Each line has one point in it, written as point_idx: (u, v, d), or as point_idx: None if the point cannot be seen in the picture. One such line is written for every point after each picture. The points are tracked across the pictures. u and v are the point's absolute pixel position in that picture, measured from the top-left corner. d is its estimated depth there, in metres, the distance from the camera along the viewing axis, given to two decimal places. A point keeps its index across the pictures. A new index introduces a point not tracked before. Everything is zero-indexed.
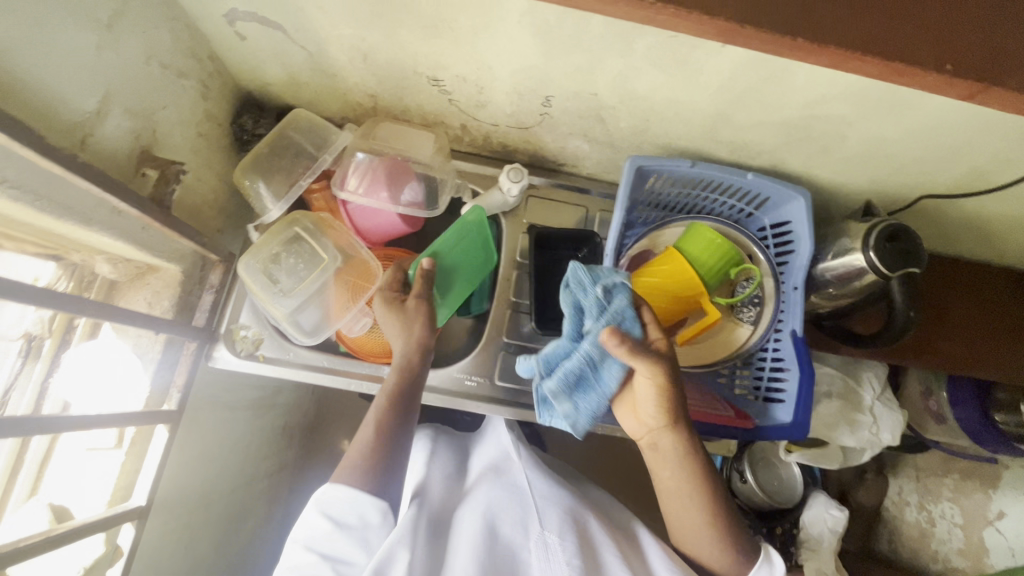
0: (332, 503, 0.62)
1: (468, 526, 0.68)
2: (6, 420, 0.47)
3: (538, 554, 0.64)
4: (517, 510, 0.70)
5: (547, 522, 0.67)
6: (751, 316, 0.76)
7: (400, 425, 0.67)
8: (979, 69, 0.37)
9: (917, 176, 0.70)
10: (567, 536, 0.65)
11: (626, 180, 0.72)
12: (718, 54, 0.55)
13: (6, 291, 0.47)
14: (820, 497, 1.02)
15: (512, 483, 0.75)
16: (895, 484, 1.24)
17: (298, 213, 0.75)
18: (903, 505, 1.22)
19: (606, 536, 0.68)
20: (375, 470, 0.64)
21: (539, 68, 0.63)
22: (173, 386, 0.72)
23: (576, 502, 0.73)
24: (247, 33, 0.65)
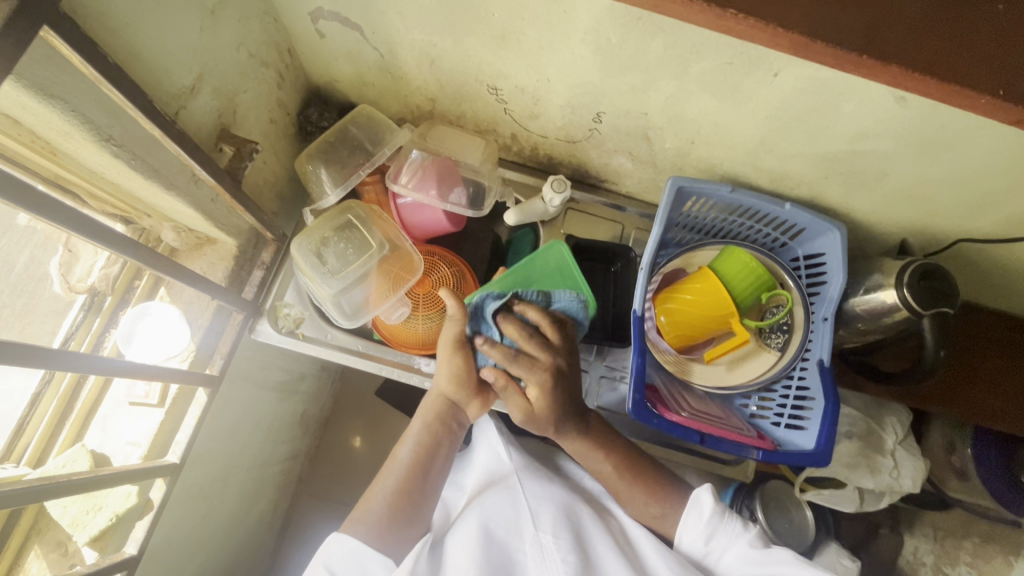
0: (340, 560, 0.64)
1: (466, 531, 0.70)
2: (77, 357, 0.51)
3: (535, 554, 0.68)
4: (510, 512, 0.73)
5: (541, 522, 0.70)
6: (779, 342, 0.77)
7: (416, 483, 0.71)
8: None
9: (954, 219, 0.71)
10: (561, 535, 0.69)
11: (666, 198, 0.75)
12: (769, 83, 0.59)
13: (101, 237, 0.50)
14: (831, 545, 1.03)
15: (505, 484, 0.77)
16: (911, 543, 1.22)
17: (353, 201, 0.79)
18: (918, 564, 1.20)
19: (597, 532, 0.71)
20: (383, 523, 0.68)
21: (596, 85, 0.67)
22: (217, 352, 0.74)
23: (565, 495, 0.76)
24: (327, 31, 0.71)
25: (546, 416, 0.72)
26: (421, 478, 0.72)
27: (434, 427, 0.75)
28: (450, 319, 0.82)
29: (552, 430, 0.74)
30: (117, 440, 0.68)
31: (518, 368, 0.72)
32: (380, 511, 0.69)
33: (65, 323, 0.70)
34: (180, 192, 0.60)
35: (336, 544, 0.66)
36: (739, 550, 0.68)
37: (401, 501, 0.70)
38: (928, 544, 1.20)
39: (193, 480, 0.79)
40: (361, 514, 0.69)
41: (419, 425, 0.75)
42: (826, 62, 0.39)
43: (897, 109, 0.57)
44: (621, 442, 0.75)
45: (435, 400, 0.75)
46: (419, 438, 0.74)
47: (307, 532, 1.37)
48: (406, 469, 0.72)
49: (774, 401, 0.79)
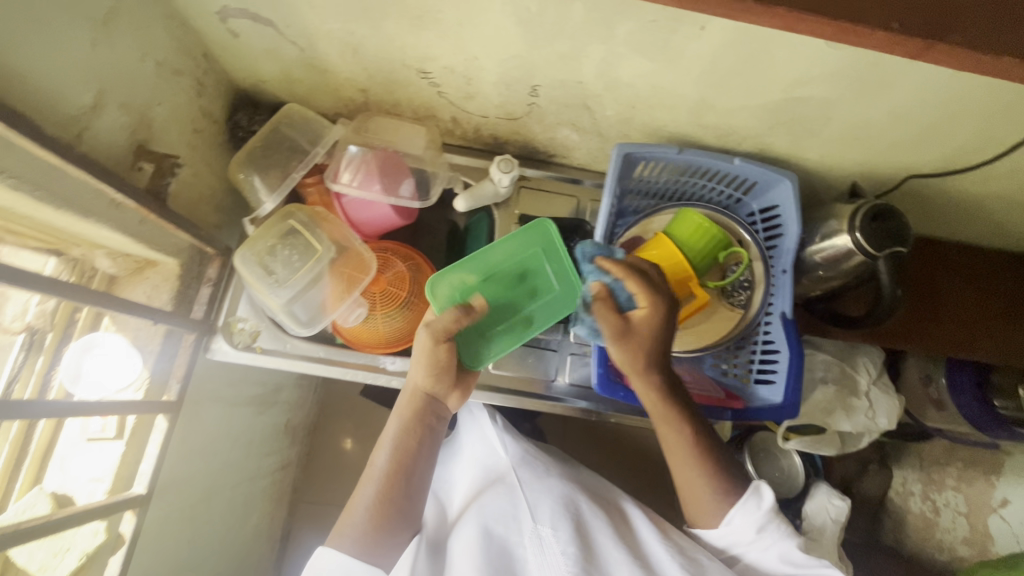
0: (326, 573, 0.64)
1: (466, 532, 0.70)
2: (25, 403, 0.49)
3: (533, 548, 0.68)
4: (507, 507, 0.72)
5: (539, 514, 0.70)
6: (742, 299, 0.77)
7: (400, 490, 0.68)
8: (923, 27, 0.40)
9: (900, 156, 0.71)
10: (558, 526, 0.69)
11: (613, 167, 0.74)
12: (697, 38, 0.57)
13: (21, 280, 0.49)
14: (823, 488, 1.04)
15: (504, 481, 0.76)
16: (899, 475, 1.27)
17: (293, 206, 0.76)
18: (907, 494, 1.25)
19: (599, 523, 0.71)
20: (369, 532, 0.66)
21: (525, 58, 0.65)
22: (172, 377, 0.72)
23: (564, 486, 0.76)
24: (240, 30, 0.67)
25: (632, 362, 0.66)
26: (402, 483, 0.69)
27: (415, 428, 0.69)
28: (411, 314, 0.80)
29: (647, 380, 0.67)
30: (79, 477, 0.66)
31: (636, 283, 0.66)
32: (362, 519, 0.67)
33: (7, 365, 0.66)
34: (101, 218, 0.58)
35: (321, 558, 0.65)
36: (782, 550, 0.68)
37: (383, 510, 0.67)
38: (915, 474, 1.25)
39: (172, 507, 0.78)
40: (345, 521, 0.68)
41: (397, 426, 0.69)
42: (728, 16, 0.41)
43: (828, 51, 0.55)
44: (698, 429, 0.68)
45: (413, 398, 0.69)
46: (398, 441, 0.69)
47: (309, 538, 1.37)
48: (387, 477, 0.69)
49: (744, 357, 0.79)
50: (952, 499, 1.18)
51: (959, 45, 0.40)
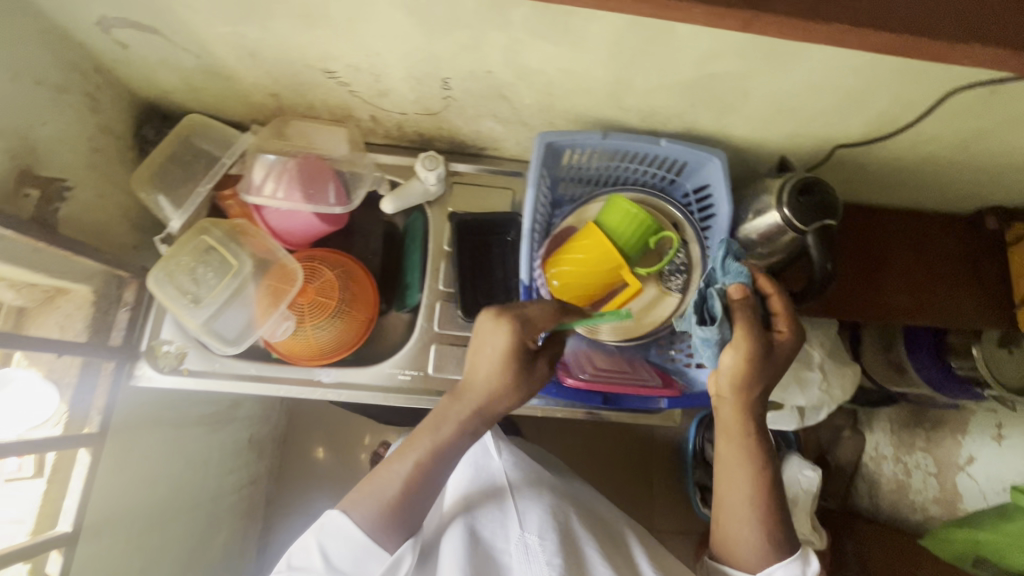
0: (334, 541, 0.59)
1: (453, 535, 0.68)
2: None
3: (520, 557, 0.65)
4: (496, 515, 0.71)
5: (526, 523, 0.69)
6: (679, 284, 0.76)
7: (436, 481, 0.63)
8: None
9: (827, 126, 0.69)
10: (546, 536, 0.67)
11: (535, 157, 0.71)
12: (595, 19, 0.54)
13: None
14: (795, 459, 1.15)
15: (498, 489, 0.74)
16: (872, 440, 1.31)
17: (206, 221, 0.73)
18: (880, 458, 1.29)
19: (587, 538, 0.70)
20: (389, 512, 0.60)
21: (427, 51, 0.62)
22: (93, 409, 0.70)
23: (552, 497, 0.75)
24: (127, 40, 0.64)
25: (734, 373, 0.60)
26: (435, 478, 0.63)
27: (468, 426, 0.64)
28: (344, 322, 0.78)
29: (734, 393, 0.62)
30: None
31: (783, 304, 0.61)
32: (386, 498, 0.61)
33: None
34: None
35: (335, 521, 0.59)
36: None
37: (411, 494, 0.61)
38: (887, 437, 1.28)
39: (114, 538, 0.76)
40: (365, 492, 0.62)
41: (453, 426, 0.64)
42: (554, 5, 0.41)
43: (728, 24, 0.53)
44: (769, 455, 0.63)
45: (480, 395, 0.64)
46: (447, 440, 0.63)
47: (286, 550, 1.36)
48: (428, 460, 0.63)
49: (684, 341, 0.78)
50: (921, 460, 1.18)
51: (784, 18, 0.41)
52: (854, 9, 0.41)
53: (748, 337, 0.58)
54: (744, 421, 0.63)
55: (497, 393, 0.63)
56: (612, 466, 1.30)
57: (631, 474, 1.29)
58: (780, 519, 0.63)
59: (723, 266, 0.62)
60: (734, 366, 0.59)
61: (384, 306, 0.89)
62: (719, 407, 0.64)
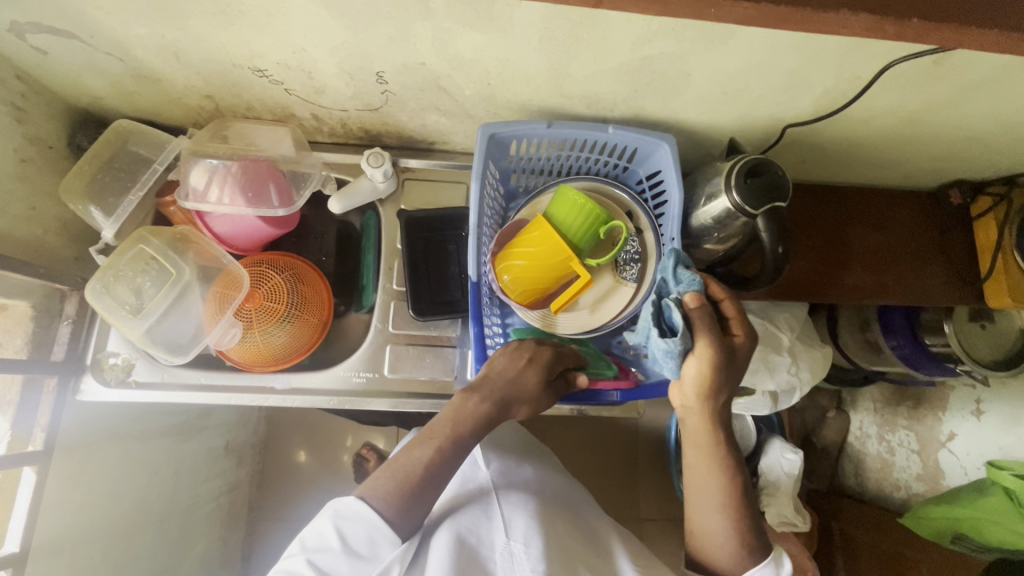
0: (347, 522, 0.57)
1: (439, 540, 0.66)
2: None
3: (505, 564, 0.65)
4: (483, 519, 0.69)
5: (512, 530, 0.68)
6: (633, 273, 0.74)
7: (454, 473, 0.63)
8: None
9: (776, 106, 0.67)
10: (532, 543, 0.66)
11: (479, 150, 0.70)
12: (519, 4, 0.52)
13: None
14: (776, 444, 1.13)
15: (486, 495, 0.73)
16: (856, 419, 1.31)
17: (145, 230, 0.71)
18: (865, 438, 1.28)
19: (573, 545, 0.70)
20: (402, 501, 0.59)
21: (354, 44, 0.60)
22: (37, 427, 0.68)
23: (538, 502, 0.74)
24: (45, 46, 0.61)
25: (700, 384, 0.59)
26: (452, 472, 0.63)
27: (485, 423, 0.65)
28: (296, 326, 0.76)
29: (701, 404, 0.61)
30: None
31: (735, 308, 0.61)
32: (404, 486, 0.60)
33: None
34: None
35: (348, 506, 0.59)
36: None
37: (428, 483, 0.61)
38: (871, 417, 1.27)
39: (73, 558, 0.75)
40: (381, 479, 0.61)
41: (473, 423, 0.64)
42: None
43: None
44: (738, 461, 0.63)
45: (506, 397, 0.65)
46: (468, 437, 0.64)
47: (271, 556, 1.35)
48: (449, 451, 0.63)
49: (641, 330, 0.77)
50: (904, 439, 1.17)
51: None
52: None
53: (710, 345, 0.57)
54: (713, 429, 0.62)
55: (529, 397, 0.66)
56: (594, 458, 1.29)
57: (613, 465, 1.28)
58: (752, 524, 0.63)
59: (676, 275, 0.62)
60: (700, 376, 0.59)
61: (343, 308, 0.87)
62: (687, 416, 0.64)
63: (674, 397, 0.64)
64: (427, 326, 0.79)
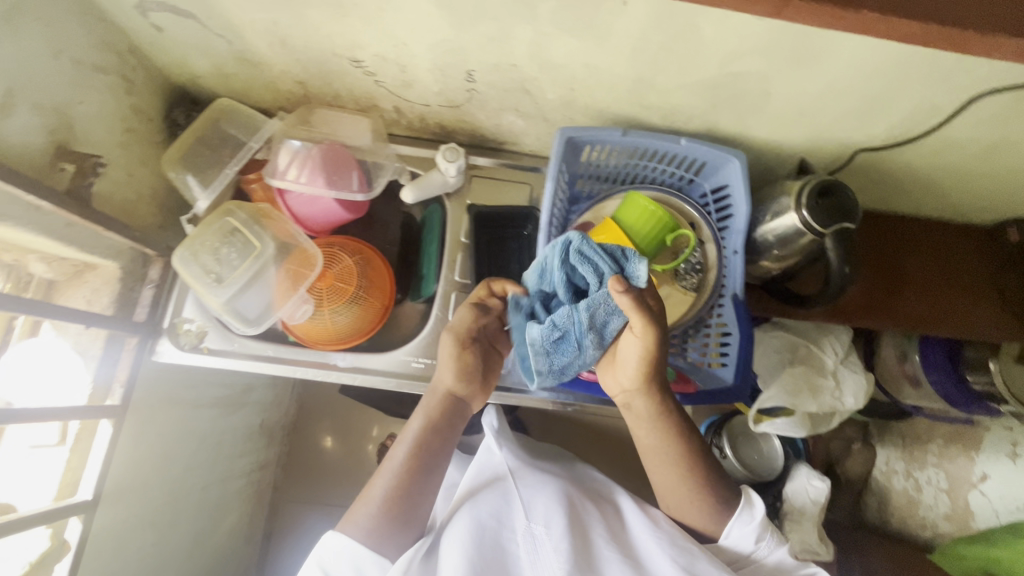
0: (333, 558, 0.64)
1: (458, 528, 0.69)
2: None
3: (528, 546, 0.67)
4: (502, 503, 0.72)
5: (532, 512, 0.70)
6: (693, 283, 0.75)
7: (421, 483, 0.69)
8: None
9: (849, 131, 0.69)
10: (553, 523, 0.68)
11: (556, 152, 0.72)
12: (622, 14, 0.55)
13: None
14: (802, 469, 1.09)
15: (500, 483, 0.76)
16: (883, 454, 1.28)
17: (231, 205, 0.75)
18: (891, 473, 1.26)
19: (594, 521, 0.71)
20: (381, 520, 0.66)
21: (454, 42, 0.63)
22: (116, 381, 0.72)
23: (557, 484, 0.76)
24: (163, 24, 0.65)
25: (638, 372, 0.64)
26: (420, 480, 0.69)
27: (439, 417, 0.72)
28: (362, 309, 0.80)
29: (640, 389, 0.66)
30: (25, 487, 0.64)
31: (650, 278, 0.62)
32: (373, 509, 0.67)
33: None
34: (20, 222, 0.57)
35: (329, 543, 0.65)
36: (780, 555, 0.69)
37: (396, 501, 0.67)
38: (898, 452, 1.25)
39: (128, 512, 0.78)
40: (357, 509, 0.68)
41: (418, 418, 0.72)
42: None
43: (755, 23, 0.54)
44: (687, 428, 0.69)
45: (438, 387, 0.73)
46: (418, 438, 0.71)
47: (291, 537, 1.37)
48: (409, 461, 0.69)
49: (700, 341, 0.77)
50: (932, 476, 1.16)
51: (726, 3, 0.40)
52: None
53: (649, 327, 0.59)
54: (659, 408, 0.67)
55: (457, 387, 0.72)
56: None
57: None
58: (716, 483, 0.71)
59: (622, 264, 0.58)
60: (643, 360, 0.62)
61: (400, 296, 0.89)
62: (631, 402, 0.68)
63: (614, 385, 0.69)
64: None
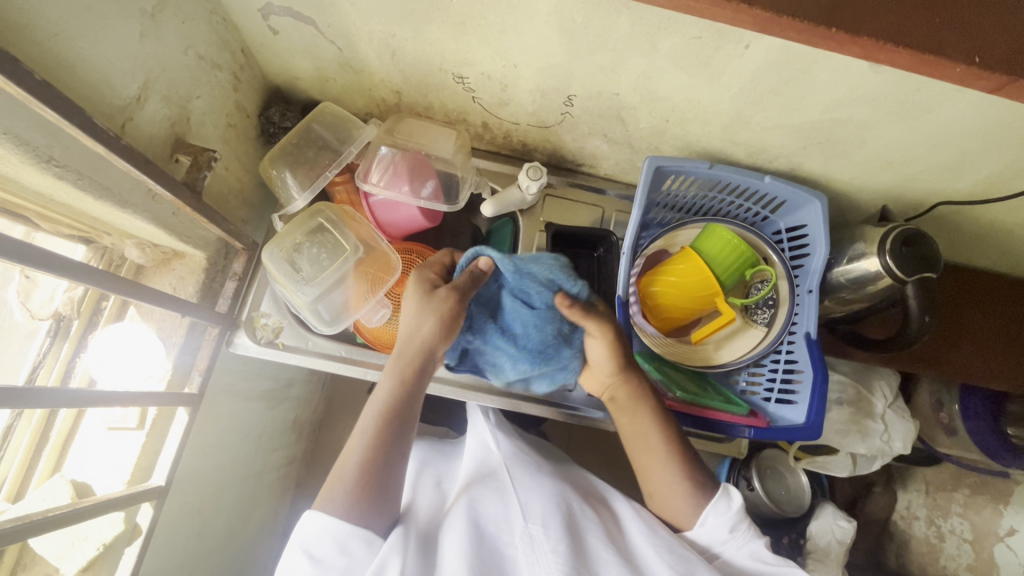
0: (315, 539, 0.58)
1: (453, 525, 0.66)
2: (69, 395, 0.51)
3: (524, 547, 0.62)
4: (500, 505, 0.69)
5: (529, 513, 0.66)
6: (765, 318, 0.77)
7: (390, 450, 0.63)
8: (912, 36, 0.38)
9: (935, 182, 0.71)
10: (550, 524, 0.64)
11: (644, 180, 0.73)
12: (741, 56, 0.57)
13: (70, 268, 0.50)
14: (829, 509, 1.07)
15: (496, 478, 0.73)
16: (904, 499, 1.22)
17: (322, 204, 0.77)
18: (912, 519, 1.20)
19: (592, 526, 0.67)
20: (357, 497, 0.61)
21: (564, 67, 0.64)
22: (194, 368, 0.72)
23: (556, 487, 0.72)
24: (280, 27, 0.66)
25: (613, 360, 0.68)
26: (392, 448, 0.63)
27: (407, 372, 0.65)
28: None
29: (620, 377, 0.69)
30: (99, 466, 0.67)
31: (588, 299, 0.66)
32: (347, 484, 0.61)
33: (33, 351, 0.68)
34: (137, 209, 0.58)
35: (309, 522, 0.60)
36: (755, 547, 0.65)
37: (369, 472, 0.62)
38: (921, 499, 1.19)
39: (185, 497, 0.77)
40: (330, 488, 0.62)
41: (388, 379, 0.65)
42: (753, 24, 0.39)
43: (871, 75, 0.55)
44: (663, 412, 0.70)
45: (414, 344, 0.64)
46: (387, 404, 0.65)
47: None
48: (376, 427, 0.64)
49: (763, 376, 0.79)
50: (957, 526, 1.12)
51: (954, 59, 0.38)
52: None
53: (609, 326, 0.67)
54: (637, 396, 0.70)
55: (425, 337, 0.64)
56: None
57: None
58: (698, 468, 0.70)
59: (569, 281, 0.65)
60: (612, 357, 0.68)
61: None
62: (616, 394, 0.71)
63: (596, 384, 0.72)
64: None
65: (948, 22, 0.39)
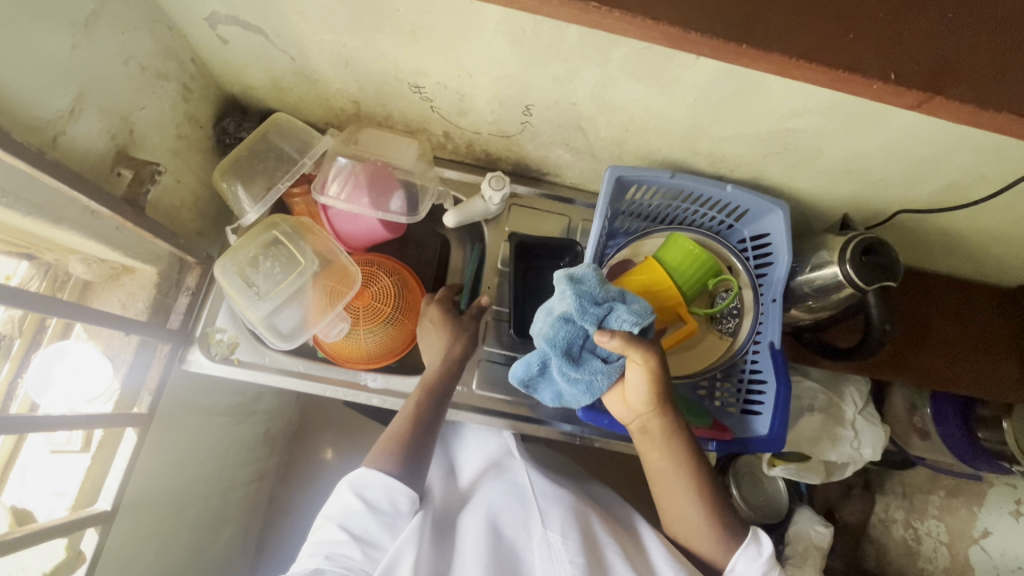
0: (367, 485, 0.63)
1: (472, 527, 0.65)
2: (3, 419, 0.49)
3: (542, 555, 0.60)
4: (519, 509, 0.67)
5: (549, 521, 0.63)
6: (730, 327, 0.77)
7: (431, 421, 0.69)
8: (831, 53, 0.39)
9: (894, 190, 0.70)
10: (570, 535, 0.61)
11: (605, 190, 0.72)
12: (693, 66, 0.56)
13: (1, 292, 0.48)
14: (806, 513, 1.07)
15: (518, 484, 0.71)
16: (882, 502, 1.22)
17: (277, 217, 0.75)
18: (889, 522, 1.20)
19: (608, 536, 0.64)
20: (405, 455, 0.66)
21: (520, 77, 0.63)
22: (144, 388, 0.70)
23: (575, 499, 0.70)
24: (229, 37, 0.65)
25: (653, 392, 0.61)
26: (432, 419, 0.69)
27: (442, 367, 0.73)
28: (394, 330, 0.80)
29: (654, 409, 0.63)
30: (42, 492, 0.65)
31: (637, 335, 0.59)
32: (395, 442, 0.67)
33: None
34: (74, 226, 0.56)
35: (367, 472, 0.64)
36: None
37: (413, 435, 0.67)
38: (898, 502, 1.19)
39: (140, 519, 0.75)
40: (380, 447, 0.67)
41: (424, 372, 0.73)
42: (662, 38, 0.39)
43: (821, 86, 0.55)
44: (695, 446, 0.64)
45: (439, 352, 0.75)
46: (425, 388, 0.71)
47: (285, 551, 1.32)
48: (417, 403, 0.70)
49: (732, 386, 0.79)
50: (933, 528, 1.10)
51: (871, 74, 0.39)
52: (977, 80, 0.39)
53: (653, 356, 0.59)
54: (670, 430, 0.63)
55: (454, 337, 0.75)
56: None
57: None
58: (722, 503, 0.65)
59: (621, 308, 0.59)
60: (650, 388, 0.61)
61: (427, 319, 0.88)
62: (647, 426, 0.64)
63: (625, 412, 0.65)
64: (512, 346, 0.82)
65: (862, 37, 0.39)
